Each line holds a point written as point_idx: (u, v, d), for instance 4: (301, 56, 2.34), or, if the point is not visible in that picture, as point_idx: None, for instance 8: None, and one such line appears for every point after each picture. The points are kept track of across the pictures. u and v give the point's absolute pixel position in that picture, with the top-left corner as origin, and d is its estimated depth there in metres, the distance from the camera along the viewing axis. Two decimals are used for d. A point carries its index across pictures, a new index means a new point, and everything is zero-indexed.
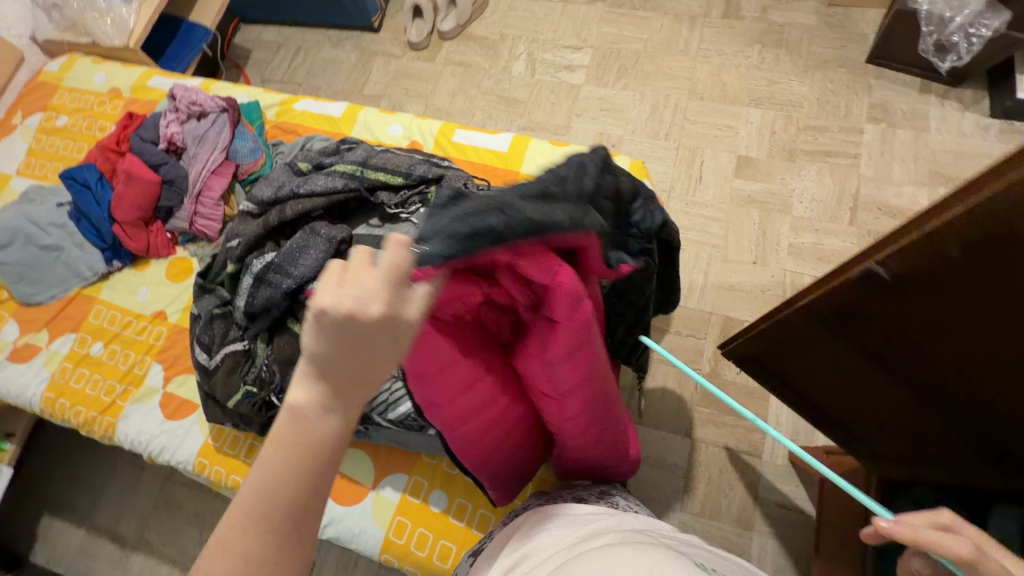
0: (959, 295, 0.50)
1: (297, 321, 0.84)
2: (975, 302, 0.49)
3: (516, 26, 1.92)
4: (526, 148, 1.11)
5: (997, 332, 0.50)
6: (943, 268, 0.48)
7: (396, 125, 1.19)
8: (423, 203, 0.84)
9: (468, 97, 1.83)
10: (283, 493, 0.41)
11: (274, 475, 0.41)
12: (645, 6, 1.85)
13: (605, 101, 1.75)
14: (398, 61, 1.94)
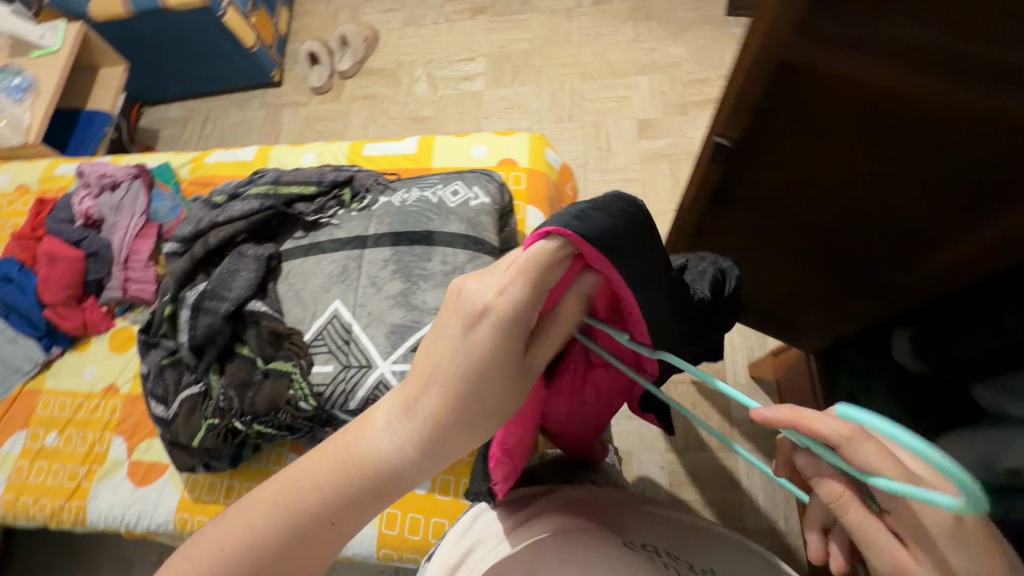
0: (783, 138, 0.58)
1: (245, 344, 0.86)
2: (796, 138, 0.57)
3: (410, 53, 2.02)
4: (432, 145, 1.18)
5: (826, 161, 0.58)
6: (761, 117, 0.56)
7: (309, 154, 1.24)
8: (339, 205, 0.90)
9: (380, 125, 1.91)
10: (320, 482, 0.43)
11: (332, 450, 0.44)
12: (523, 9, 1.99)
13: (507, 100, 1.86)
14: (306, 107, 2.00)
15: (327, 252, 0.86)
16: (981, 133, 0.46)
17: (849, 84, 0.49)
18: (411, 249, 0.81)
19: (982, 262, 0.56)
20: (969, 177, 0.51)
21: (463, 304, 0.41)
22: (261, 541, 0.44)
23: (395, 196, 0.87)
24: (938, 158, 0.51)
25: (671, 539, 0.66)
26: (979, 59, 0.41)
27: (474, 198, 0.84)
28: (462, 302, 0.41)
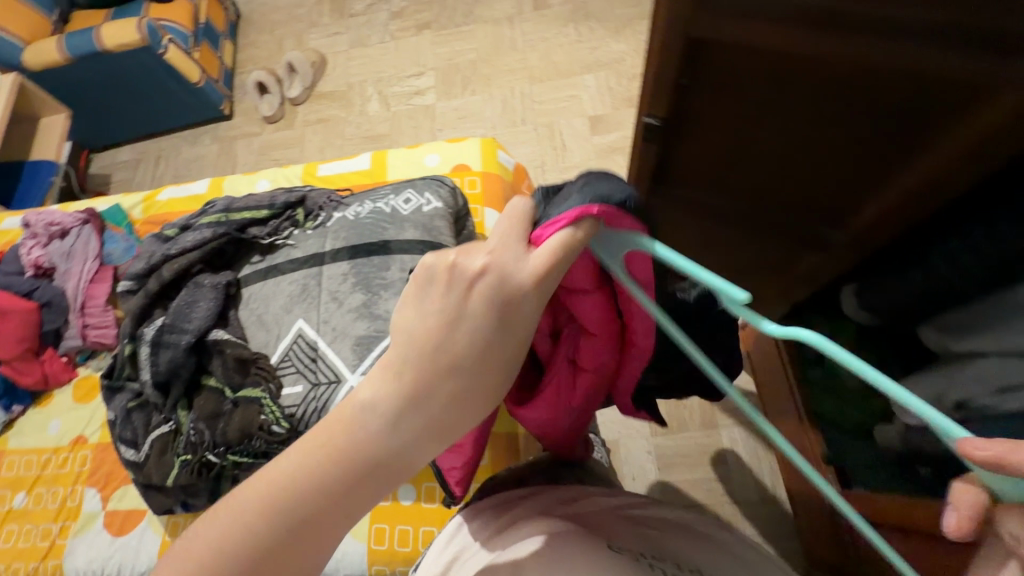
0: (707, 110, 0.60)
1: (211, 375, 0.85)
2: (719, 108, 0.59)
3: (359, 73, 2.03)
4: (386, 159, 1.19)
5: (751, 127, 0.60)
6: (681, 92, 0.58)
7: (263, 181, 1.23)
8: (294, 225, 0.90)
9: (336, 148, 1.91)
10: (313, 467, 0.39)
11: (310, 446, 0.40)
12: (466, 21, 2.03)
13: (460, 110, 1.88)
14: (259, 137, 1.99)
15: (285, 273, 0.85)
16: (878, 83, 0.49)
17: (753, 53, 0.51)
18: (369, 260, 0.82)
19: (902, 205, 0.59)
20: (879, 121, 0.54)
21: (478, 291, 0.40)
22: (242, 538, 0.39)
23: (349, 210, 0.88)
24: (847, 111, 0.54)
25: (655, 544, 0.62)
26: (859, 10, 0.43)
27: (427, 204, 0.85)
28: (481, 289, 0.39)
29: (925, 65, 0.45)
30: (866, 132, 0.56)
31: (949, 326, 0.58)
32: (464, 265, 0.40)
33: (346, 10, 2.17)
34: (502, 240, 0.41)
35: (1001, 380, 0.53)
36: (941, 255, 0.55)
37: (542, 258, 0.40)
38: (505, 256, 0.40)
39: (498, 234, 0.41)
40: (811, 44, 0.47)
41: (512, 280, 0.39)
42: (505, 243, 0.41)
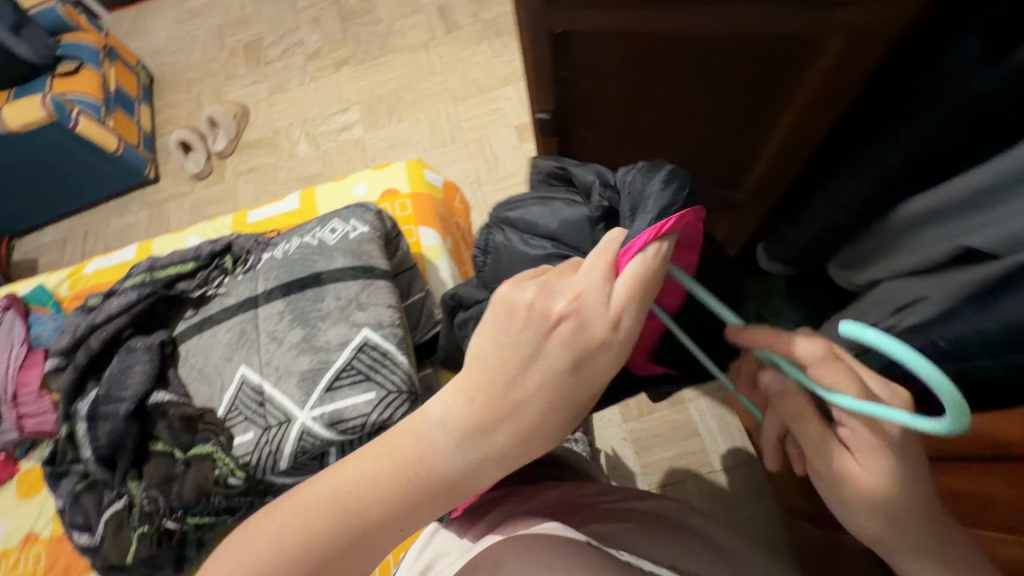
0: (591, 96, 0.64)
1: (159, 440, 0.82)
2: (600, 94, 0.63)
3: (283, 118, 2.03)
4: (315, 196, 1.19)
5: (635, 105, 0.64)
6: (562, 85, 0.62)
7: (193, 237, 1.21)
8: (224, 273, 0.89)
9: (270, 194, 1.89)
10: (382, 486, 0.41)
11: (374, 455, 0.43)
12: (382, 52, 2.06)
13: (390, 139, 1.90)
14: (190, 196, 1.96)
15: (220, 322, 0.84)
16: (728, 48, 0.54)
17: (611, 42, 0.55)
18: (303, 295, 0.82)
19: (783, 154, 0.63)
20: (735, 79, 0.58)
21: (554, 333, 0.39)
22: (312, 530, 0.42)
23: (277, 249, 0.88)
24: (704, 76, 0.58)
25: (620, 537, 0.62)
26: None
27: (353, 231, 0.86)
28: (563, 332, 0.39)
29: (758, 25, 0.49)
30: (734, 96, 0.61)
31: (847, 262, 0.63)
32: (545, 306, 0.39)
33: (261, 58, 2.17)
34: (591, 277, 0.39)
35: (895, 304, 0.57)
36: (823, 197, 0.59)
37: (622, 299, 0.39)
38: (588, 300, 0.39)
39: (587, 268, 0.40)
40: (658, 24, 0.51)
41: (589, 326, 0.39)
42: (592, 280, 0.39)
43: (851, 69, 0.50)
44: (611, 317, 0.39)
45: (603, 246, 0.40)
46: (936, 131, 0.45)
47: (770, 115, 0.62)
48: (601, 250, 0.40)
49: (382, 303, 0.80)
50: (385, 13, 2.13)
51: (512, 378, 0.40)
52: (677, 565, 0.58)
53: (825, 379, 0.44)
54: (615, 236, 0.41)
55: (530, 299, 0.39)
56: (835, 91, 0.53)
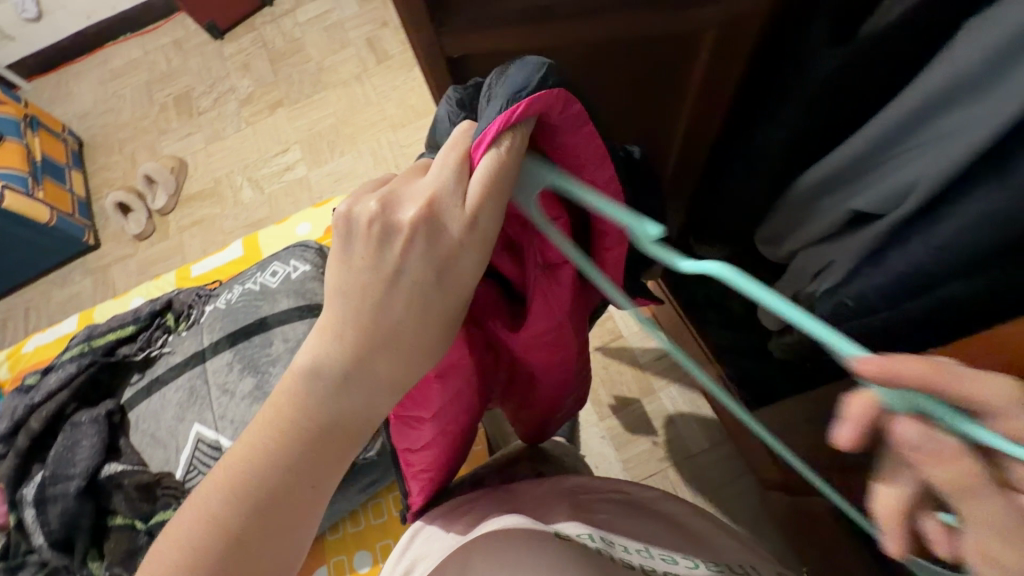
0: None
1: (117, 513, 0.78)
2: None
3: (223, 166, 2.00)
4: (257, 241, 1.18)
5: None
6: None
7: (136, 299, 1.18)
8: (167, 332, 0.88)
9: (218, 244, 1.86)
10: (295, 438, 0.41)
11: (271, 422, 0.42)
12: (316, 89, 2.06)
13: (334, 173, 1.90)
14: (135, 257, 1.90)
15: (167, 382, 0.82)
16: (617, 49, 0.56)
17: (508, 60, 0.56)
18: (250, 342, 0.81)
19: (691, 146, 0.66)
20: (632, 76, 0.61)
21: (412, 238, 0.38)
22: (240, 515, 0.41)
23: (220, 299, 0.87)
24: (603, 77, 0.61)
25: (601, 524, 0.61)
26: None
27: (294, 270, 0.86)
28: (418, 239, 0.38)
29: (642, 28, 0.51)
30: (636, 92, 0.64)
31: (769, 237, 0.64)
32: (398, 215, 0.38)
33: (193, 110, 2.14)
34: (442, 172, 0.38)
35: (814, 268, 0.59)
36: (737, 174, 0.62)
37: (476, 198, 0.37)
38: (441, 198, 0.38)
39: (438, 164, 0.38)
40: (546, 38, 0.52)
41: (444, 230, 0.38)
42: (442, 179, 0.38)
43: (731, 56, 0.53)
44: (470, 218, 0.37)
45: (452, 140, 0.39)
46: (814, 97, 0.48)
47: (671, 107, 0.65)
48: (451, 147, 0.39)
49: None
50: (314, 50, 2.13)
51: (377, 285, 0.39)
52: (649, 546, 0.59)
53: (998, 426, 0.29)
54: (466, 128, 0.40)
55: (373, 208, 0.39)
56: (721, 79, 0.56)
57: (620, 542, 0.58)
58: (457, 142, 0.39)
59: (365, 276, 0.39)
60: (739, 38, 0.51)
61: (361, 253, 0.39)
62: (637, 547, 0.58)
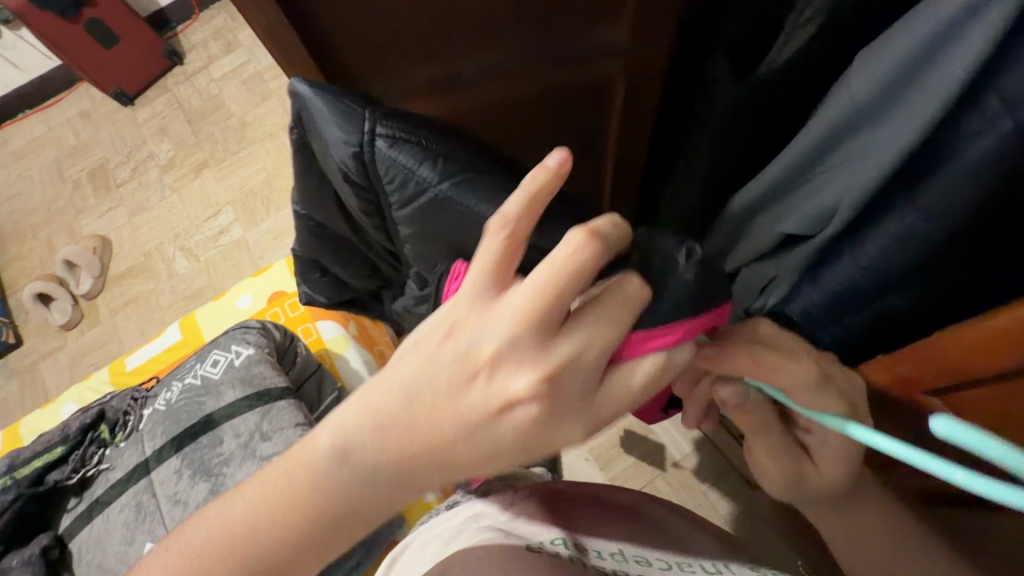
0: None
1: None
2: None
3: (151, 238, 1.88)
4: (196, 321, 1.11)
5: None
6: None
7: (67, 404, 1.08)
8: (102, 445, 0.80)
9: (157, 322, 1.74)
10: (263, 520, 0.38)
11: (248, 503, 0.39)
12: (241, 144, 1.96)
13: (273, 230, 1.81)
14: (64, 349, 1.76)
15: (110, 503, 0.75)
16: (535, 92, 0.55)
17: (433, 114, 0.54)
18: (197, 444, 0.75)
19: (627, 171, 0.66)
20: (556, 119, 0.60)
21: (513, 416, 0.33)
22: None
23: (159, 399, 0.80)
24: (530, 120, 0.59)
25: (575, 529, 0.54)
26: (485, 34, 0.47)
27: (237, 356, 0.80)
28: (522, 417, 0.33)
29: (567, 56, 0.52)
30: (565, 131, 0.63)
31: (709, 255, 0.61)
32: (511, 392, 0.33)
33: (111, 183, 2.01)
34: (581, 350, 0.33)
35: (758, 285, 0.56)
36: (675, 195, 0.62)
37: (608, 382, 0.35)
38: (568, 382, 0.33)
39: (589, 320, 0.33)
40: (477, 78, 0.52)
41: (562, 425, 0.34)
42: (582, 339, 0.33)
43: (646, 91, 0.53)
44: (596, 414, 0.35)
45: (603, 305, 0.33)
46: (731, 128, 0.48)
47: (600, 140, 0.65)
48: (612, 338, 0.33)
49: (287, 425, 0.74)
50: (235, 105, 2.02)
51: (460, 438, 0.34)
52: (622, 548, 0.54)
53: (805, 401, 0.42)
54: (641, 292, 0.34)
55: (489, 380, 0.33)
56: (639, 116, 0.56)
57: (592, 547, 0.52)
58: (624, 322, 0.34)
59: (453, 423, 0.33)
60: (648, 81, 0.51)
61: (466, 402, 0.33)
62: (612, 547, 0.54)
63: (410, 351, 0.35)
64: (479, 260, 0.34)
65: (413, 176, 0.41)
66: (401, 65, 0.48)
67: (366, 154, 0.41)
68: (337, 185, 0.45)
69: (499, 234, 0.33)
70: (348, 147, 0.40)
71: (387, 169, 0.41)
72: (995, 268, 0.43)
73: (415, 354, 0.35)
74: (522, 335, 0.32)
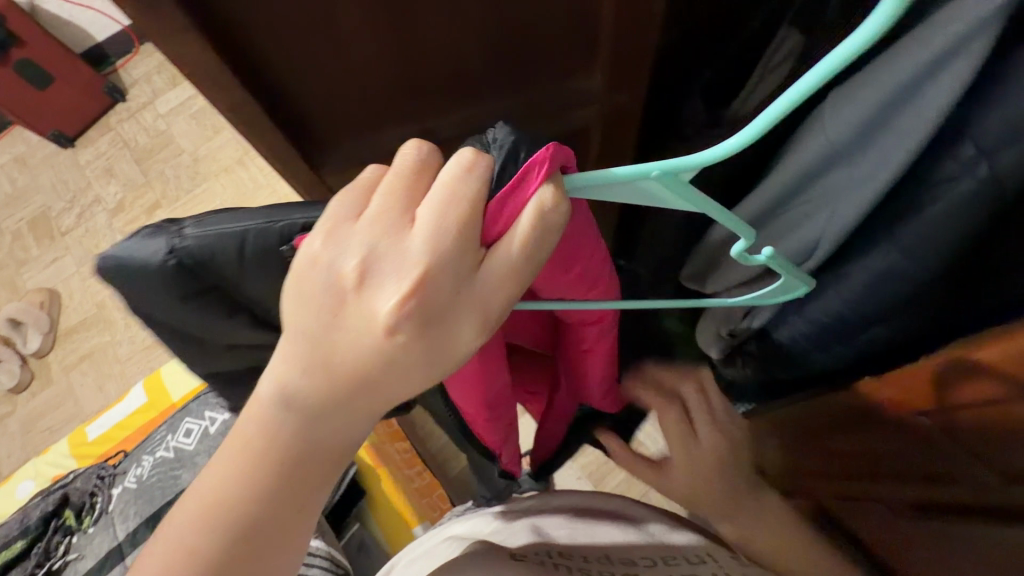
0: None
1: None
2: None
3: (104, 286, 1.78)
4: (162, 379, 1.05)
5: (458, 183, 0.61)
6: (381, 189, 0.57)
7: (24, 481, 1.01)
8: (69, 532, 0.74)
9: (116, 376, 1.64)
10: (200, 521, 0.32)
11: (167, 540, 0.33)
12: (195, 180, 1.87)
13: None
14: (15, 415, 1.64)
15: None
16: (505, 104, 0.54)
17: None
18: None
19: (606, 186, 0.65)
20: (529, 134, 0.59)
21: (400, 334, 0.29)
22: None
23: (128, 477, 0.76)
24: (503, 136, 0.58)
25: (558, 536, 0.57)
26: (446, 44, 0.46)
27: (213, 423, 0.76)
28: (403, 340, 0.29)
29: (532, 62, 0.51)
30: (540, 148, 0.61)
31: (693, 275, 0.59)
32: (376, 314, 0.29)
33: (55, 231, 1.89)
34: (441, 242, 0.28)
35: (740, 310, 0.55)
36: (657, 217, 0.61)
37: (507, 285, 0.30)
38: (434, 285, 0.28)
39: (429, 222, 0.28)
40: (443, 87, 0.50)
41: (453, 324, 0.30)
42: (438, 243, 0.28)
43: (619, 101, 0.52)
44: (488, 303, 0.30)
45: (444, 189, 0.28)
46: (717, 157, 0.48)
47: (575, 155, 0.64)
48: (469, 226, 0.28)
49: None
50: (185, 140, 1.92)
51: (368, 364, 0.30)
52: (608, 552, 0.56)
53: None
54: (482, 167, 0.29)
55: (358, 288, 0.29)
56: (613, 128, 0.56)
57: (577, 553, 0.55)
58: (466, 202, 0.28)
59: (343, 343, 0.30)
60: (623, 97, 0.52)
61: (345, 318, 0.30)
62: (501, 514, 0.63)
63: (292, 293, 0.30)
64: (352, 184, 0.31)
65: (242, 239, 0.34)
66: (381, 124, 0.54)
67: (189, 256, 0.35)
68: (173, 295, 0.36)
69: (369, 173, 0.31)
70: (166, 266, 0.35)
71: (217, 254, 0.35)
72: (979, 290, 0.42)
73: (297, 288, 0.30)
74: (382, 229, 0.29)
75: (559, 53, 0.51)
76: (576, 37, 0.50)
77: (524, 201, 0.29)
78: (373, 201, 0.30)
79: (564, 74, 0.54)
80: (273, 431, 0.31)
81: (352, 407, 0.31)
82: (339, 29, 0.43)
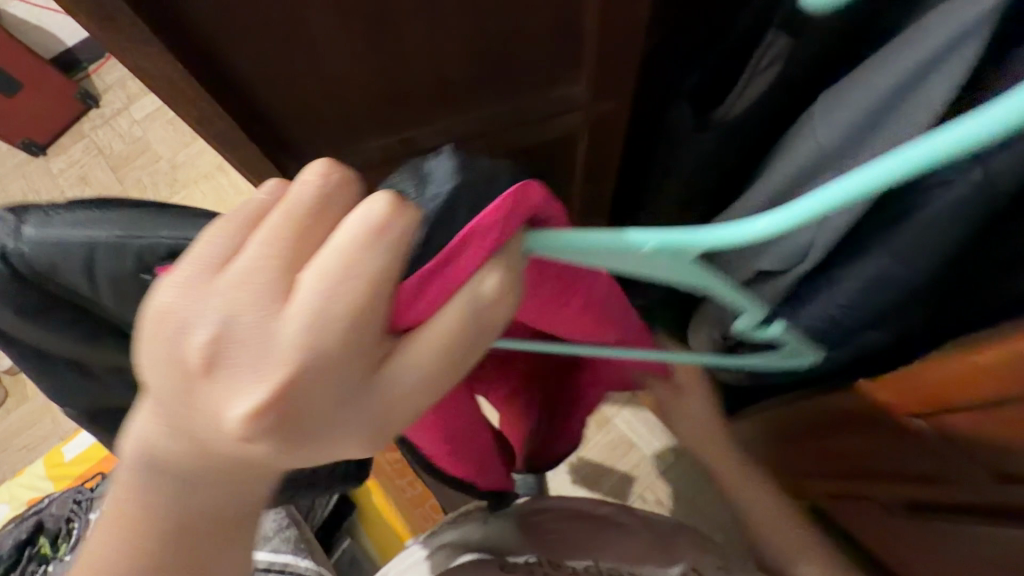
0: None
1: None
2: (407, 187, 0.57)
3: None
4: None
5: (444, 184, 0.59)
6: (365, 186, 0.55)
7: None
8: (44, 559, 0.72)
9: None
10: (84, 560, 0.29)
11: None
12: (174, 187, 1.80)
13: None
14: None
15: None
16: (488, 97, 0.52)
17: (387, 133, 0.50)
18: None
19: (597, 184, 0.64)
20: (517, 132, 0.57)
21: (259, 442, 0.24)
22: None
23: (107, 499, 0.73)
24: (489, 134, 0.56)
25: (553, 544, 0.57)
26: (427, 39, 0.44)
27: None
28: (268, 442, 0.24)
29: (516, 57, 0.49)
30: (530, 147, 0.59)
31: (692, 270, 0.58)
32: (227, 414, 0.23)
33: None
34: (323, 337, 0.22)
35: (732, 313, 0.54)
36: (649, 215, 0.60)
37: (410, 380, 0.25)
38: (312, 388, 0.23)
39: (310, 303, 0.22)
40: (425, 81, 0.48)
41: (333, 419, 0.24)
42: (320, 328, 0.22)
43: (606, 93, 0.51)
44: (383, 411, 0.25)
45: (341, 255, 0.22)
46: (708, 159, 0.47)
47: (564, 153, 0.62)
48: (363, 320, 0.23)
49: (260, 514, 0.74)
50: (163, 146, 1.85)
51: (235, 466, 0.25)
52: (599, 560, 0.55)
53: None
54: (395, 230, 0.23)
55: (209, 375, 0.23)
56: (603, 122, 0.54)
57: (569, 563, 0.54)
58: (365, 280, 0.23)
59: (203, 445, 0.25)
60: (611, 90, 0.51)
61: (199, 408, 0.24)
62: (446, 532, 0.58)
63: (141, 356, 0.25)
64: (234, 209, 0.24)
65: (88, 249, 0.33)
66: (359, 135, 0.52)
67: (20, 259, 0.34)
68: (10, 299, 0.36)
69: (261, 195, 0.25)
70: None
71: (55, 265, 0.34)
72: (975, 292, 0.42)
73: (149, 346, 0.24)
74: (246, 305, 0.22)
75: (544, 51, 0.49)
76: (562, 34, 0.48)
77: (470, 265, 0.25)
78: (248, 249, 0.23)
79: (548, 76, 0.52)
80: (133, 511, 0.26)
81: (211, 514, 0.26)
82: (308, 29, 0.41)
